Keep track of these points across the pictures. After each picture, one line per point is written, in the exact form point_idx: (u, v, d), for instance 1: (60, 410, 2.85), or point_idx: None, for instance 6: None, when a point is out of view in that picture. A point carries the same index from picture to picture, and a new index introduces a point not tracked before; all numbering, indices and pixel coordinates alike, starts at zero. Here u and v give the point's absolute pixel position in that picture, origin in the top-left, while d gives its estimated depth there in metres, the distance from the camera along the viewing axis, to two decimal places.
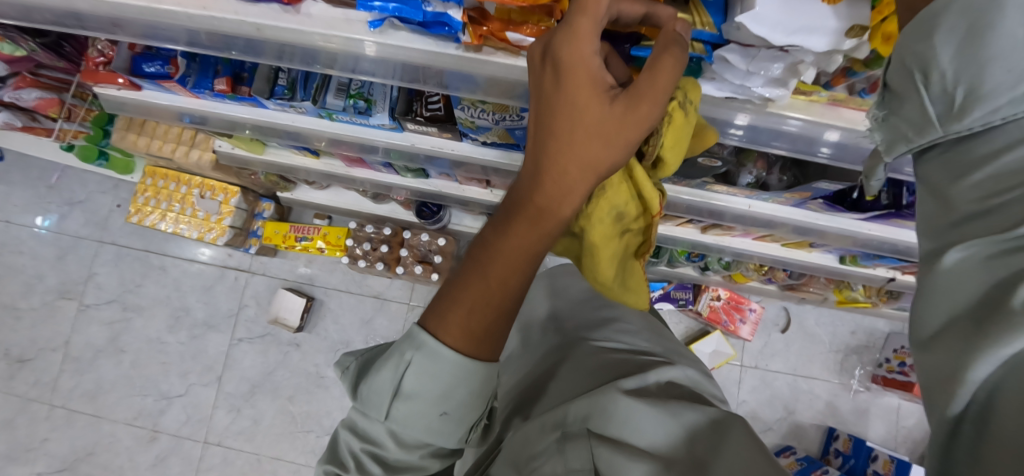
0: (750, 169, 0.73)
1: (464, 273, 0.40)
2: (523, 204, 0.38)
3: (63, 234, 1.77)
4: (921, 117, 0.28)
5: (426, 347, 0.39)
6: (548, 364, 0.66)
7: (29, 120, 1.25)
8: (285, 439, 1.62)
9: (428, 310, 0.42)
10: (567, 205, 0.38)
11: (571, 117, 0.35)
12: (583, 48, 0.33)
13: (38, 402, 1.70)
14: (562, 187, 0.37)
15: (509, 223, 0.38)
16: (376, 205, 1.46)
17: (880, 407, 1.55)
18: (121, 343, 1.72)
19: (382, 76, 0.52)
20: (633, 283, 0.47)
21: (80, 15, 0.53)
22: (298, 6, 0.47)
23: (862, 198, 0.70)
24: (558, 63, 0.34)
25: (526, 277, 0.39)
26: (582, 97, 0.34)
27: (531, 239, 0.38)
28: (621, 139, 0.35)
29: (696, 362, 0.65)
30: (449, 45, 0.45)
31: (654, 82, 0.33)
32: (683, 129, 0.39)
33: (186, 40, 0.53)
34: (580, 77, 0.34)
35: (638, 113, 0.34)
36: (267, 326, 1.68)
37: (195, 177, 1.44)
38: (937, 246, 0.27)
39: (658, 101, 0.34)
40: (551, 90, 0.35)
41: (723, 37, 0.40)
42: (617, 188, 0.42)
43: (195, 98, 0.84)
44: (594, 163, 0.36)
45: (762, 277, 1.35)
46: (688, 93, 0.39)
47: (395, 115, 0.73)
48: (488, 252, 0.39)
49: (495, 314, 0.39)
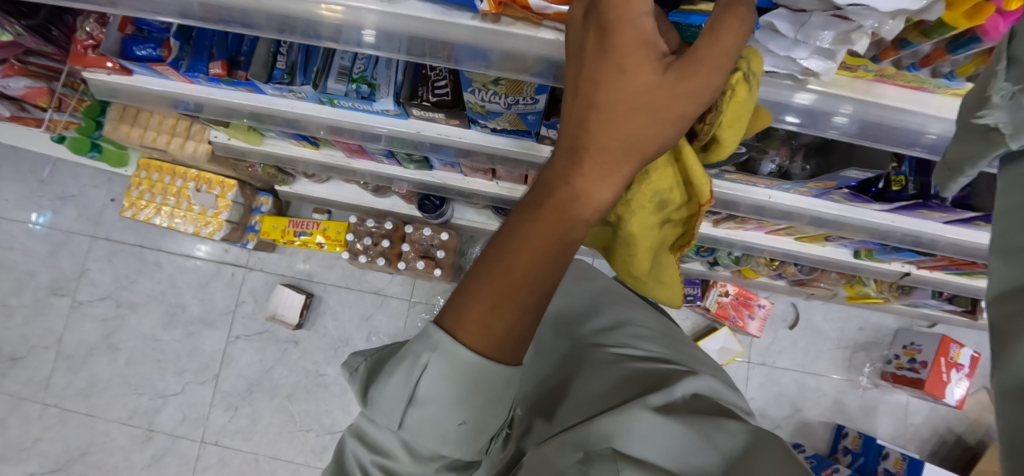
0: (772, 157, 0.71)
1: (485, 262, 0.36)
2: (557, 186, 0.35)
3: (55, 229, 1.73)
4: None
5: (443, 347, 0.36)
6: (564, 367, 0.62)
7: (17, 109, 1.22)
8: (283, 438, 1.58)
9: (444, 308, 0.38)
10: (606, 189, 0.35)
11: (616, 86, 0.32)
12: (633, 6, 0.30)
13: (30, 401, 1.66)
14: (600, 166, 0.34)
15: (540, 208, 0.35)
16: (377, 199, 1.42)
17: (889, 404, 1.53)
18: (114, 340, 1.68)
19: (387, 51, 0.48)
20: (667, 278, 0.48)
21: None
22: None
23: (887, 188, 0.69)
24: (605, 24, 0.31)
25: (555, 269, 0.36)
26: (630, 61, 0.31)
27: (563, 225, 0.35)
28: (670, 113, 0.32)
29: (720, 372, 0.61)
30: (465, 15, 0.42)
31: (717, 46, 0.30)
32: (745, 105, 0.35)
33: (177, 13, 0.49)
34: (629, 40, 0.31)
35: (694, 84, 0.31)
36: (264, 323, 1.64)
37: (190, 170, 1.40)
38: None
39: (719, 68, 0.31)
40: (594, 55, 0.32)
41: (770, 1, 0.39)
42: (661, 173, 0.39)
43: (189, 83, 0.81)
44: (639, 140, 0.33)
45: (772, 272, 1.32)
46: (752, 64, 0.35)
47: (400, 100, 0.70)
48: (514, 239, 0.36)
49: (522, 311, 0.36)
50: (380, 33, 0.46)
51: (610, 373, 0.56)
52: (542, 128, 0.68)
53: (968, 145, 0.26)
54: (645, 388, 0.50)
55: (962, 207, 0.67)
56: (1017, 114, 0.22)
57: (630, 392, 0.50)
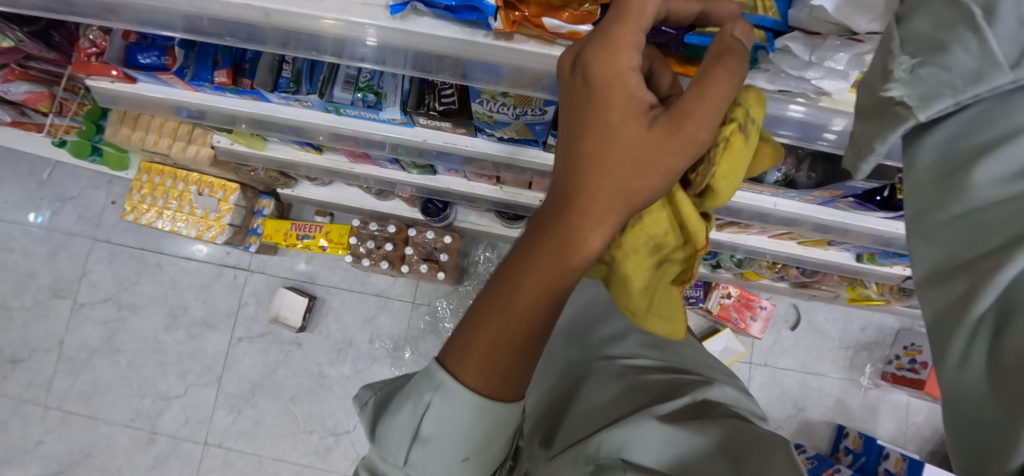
0: (779, 166, 0.71)
1: (480, 308, 0.37)
2: (546, 235, 0.35)
3: (54, 231, 1.73)
4: (980, 63, 0.25)
5: (444, 387, 0.37)
6: (572, 378, 0.64)
7: (18, 114, 1.22)
8: (287, 440, 1.59)
9: (446, 346, 0.39)
10: (596, 238, 0.35)
11: (603, 139, 0.33)
12: (620, 60, 0.30)
13: (32, 403, 1.66)
14: (589, 218, 0.34)
15: (531, 256, 0.36)
16: (380, 202, 1.43)
17: (890, 403, 1.54)
18: (116, 343, 1.68)
19: (393, 65, 0.49)
20: (671, 313, 0.45)
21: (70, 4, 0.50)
22: None
23: (892, 196, 0.69)
24: (591, 78, 0.31)
25: (546, 315, 0.37)
26: (617, 115, 0.32)
27: (553, 274, 0.35)
28: (659, 165, 0.32)
29: (736, 381, 0.61)
30: (478, 33, 0.42)
31: (705, 99, 0.30)
32: (741, 154, 0.35)
33: (184, 26, 0.49)
34: (614, 94, 0.31)
35: (682, 137, 0.31)
36: (267, 325, 1.64)
37: (191, 173, 1.40)
38: (998, 227, 0.25)
39: (707, 121, 0.31)
40: (581, 108, 0.33)
41: (786, 26, 0.41)
42: (656, 217, 0.38)
43: (194, 91, 0.80)
44: (629, 190, 0.33)
45: (775, 274, 1.33)
46: (750, 111, 0.35)
47: (407, 109, 0.70)
48: (507, 288, 0.36)
49: (517, 356, 0.37)
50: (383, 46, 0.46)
51: (618, 385, 0.56)
52: (550, 136, 0.68)
53: (868, 123, 0.29)
54: (654, 398, 0.51)
55: None
56: (918, 85, 0.26)
57: (633, 403, 0.51)
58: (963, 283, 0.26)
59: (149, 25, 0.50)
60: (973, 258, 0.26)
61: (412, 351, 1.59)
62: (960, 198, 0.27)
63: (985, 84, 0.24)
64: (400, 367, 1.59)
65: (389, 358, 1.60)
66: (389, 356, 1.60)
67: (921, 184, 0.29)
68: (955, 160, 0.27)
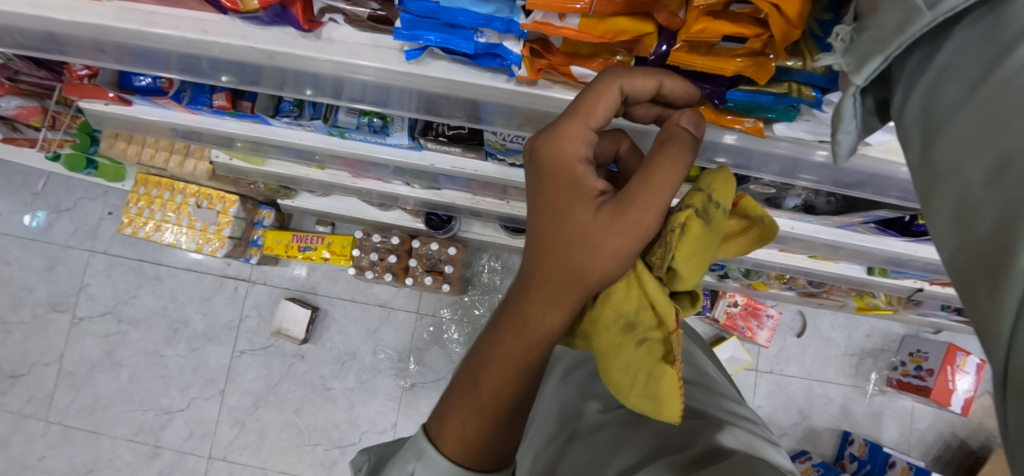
0: (799, 192, 0.68)
1: (462, 382, 0.45)
2: (509, 314, 0.42)
3: (50, 243, 1.70)
4: (903, 13, 0.23)
5: (426, 456, 0.45)
6: (574, 421, 0.63)
7: (10, 130, 1.20)
8: (291, 453, 1.58)
9: (431, 420, 0.47)
10: (553, 318, 0.39)
11: (555, 221, 0.37)
12: (566, 152, 0.35)
13: (33, 418, 1.64)
14: (547, 296, 0.39)
15: (502, 330, 0.42)
16: (382, 213, 1.39)
17: (894, 410, 1.53)
18: (117, 356, 1.66)
19: (399, 109, 0.51)
20: (664, 393, 0.36)
21: (60, 39, 0.50)
22: (319, 31, 0.43)
23: (913, 220, 0.66)
24: (540, 166, 0.37)
25: (517, 385, 0.42)
26: (568, 201, 0.36)
27: (515, 347, 0.41)
28: (604, 249, 0.35)
29: (757, 429, 0.57)
30: (501, 79, 0.42)
31: (648, 187, 0.33)
32: (701, 237, 0.36)
33: (178, 66, 0.51)
34: (562, 181, 0.36)
35: (623, 223, 0.34)
36: (269, 337, 1.62)
37: (190, 185, 1.37)
38: (984, 174, 0.19)
39: (650, 207, 0.33)
40: (537, 193, 0.38)
41: (836, 82, 0.36)
42: (624, 293, 0.39)
43: (191, 114, 0.78)
44: (579, 273, 0.37)
45: (783, 284, 1.32)
46: (714, 195, 0.37)
47: (415, 134, 0.68)
48: (483, 359, 0.43)
49: (489, 423, 0.43)
50: (376, 88, 0.47)
51: (622, 427, 0.55)
52: None
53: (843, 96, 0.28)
54: (657, 449, 0.49)
55: None
56: (852, 54, 0.26)
57: (634, 456, 0.50)
58: (976, 249, 0.19)
59: (139, 62, 0.52)
60: (975, 219, 0.19)
61: (416, 362, 1.58)
62: (944, 157, 0.22)
63: (904, 33, 0.23)
64: (405, 379, 1.58)
65: (394, 369, 1.59)
66: (394, 367, 1.59)
67: (915, 162, 0.25)
68: (934, 122, 0.23)
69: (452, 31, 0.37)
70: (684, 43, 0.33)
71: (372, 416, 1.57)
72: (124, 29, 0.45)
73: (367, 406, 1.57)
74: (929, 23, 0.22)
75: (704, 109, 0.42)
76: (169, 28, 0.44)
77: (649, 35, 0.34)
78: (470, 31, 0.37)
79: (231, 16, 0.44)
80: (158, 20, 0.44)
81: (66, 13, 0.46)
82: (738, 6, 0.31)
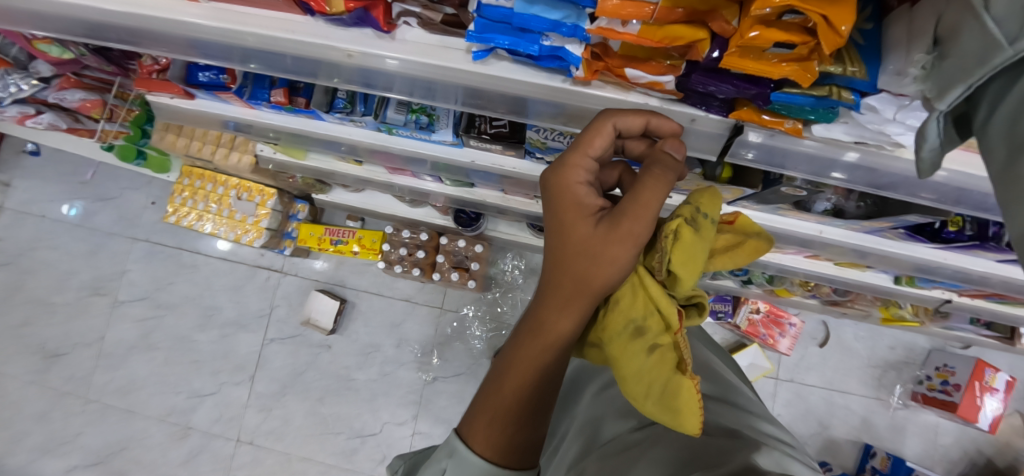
0: (828, 196, 0.70)
1: (485, 388, 0.47)
2: (525, 322, 0.45)
3: (95, 230, 1.80)
4: (983, 47, 0.26)
5: (458, 455, 0.45)
6: (609, 438, 0.61)
7: (73, 121, 1.30)
8: (314, 440, 1.62)
9: (462, 423, 0.48)
10: (564, 323, 0.42)
11: (560, 238, 0.41)
12: (568, 177, 0.40)
13: (72, 396, 1.73)
14: (559, 301, 0.42)
15: (520, 337, 0.45)
16: (411, 209, 1.45)
17: (918, 424, 1.52)
18: (153, 339, 1.74)
19: (445, 101, 0.54)
20: (682, 404, 0.37)
21: (157, 35, 0.55)
22: (394, 33, 0.48)
23: (943, 228, 0.68)
24: (547, 190, 0.41)
25: (537, 385, 0.45)
26: (571, 218, 0.40)
27: (531, 352, 0.43)
28: (604, 257, 0.39)
29: (794, 452, 0.55)
30: (558, 78, 0.46)
31: (637, 200, 0.37)
32: (692, 243, 0.40)
33: (241, 58, 0.56)
34: (565, 202, 0.41)
35: (619, 232, 0.38)
36: (298, 326, 1.68)
37: (231, 178, 1.44)
38: None
39: (641, 219, 0.37)
40: (547, 214, 0.43)
41: (876, 86, 0.39)
42: (632, 301, 0.42)
43: (248, 108, 0.84)
44: (585, 280, 0.40)
45: (806, 292, 1.33)
46: (701, 208, 0.42)
47: (459, 132, 0.72)
48: (505, 364, 0.45)
49: (514, 422, 0.45)
50: (423, 84, 0.52)
51: (651, 439, 0.55)
52: None
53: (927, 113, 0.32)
54: (688, 461, 0.49)
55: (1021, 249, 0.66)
56: (933, 78, 0.31)
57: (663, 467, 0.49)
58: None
59: (205, 56, 0.57)
60: None
61: (439, 357, 1.62)
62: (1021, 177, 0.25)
63: (985, 66, 0.26)
64: (427, 372, 1.62)
65: (416, 363, 1.63)
66: (416, 360, 1.63)
67: (997, 175, 0.27)
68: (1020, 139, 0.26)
69: (521, 34, 0.41)
70: (738, 48, 0.36)
71: (393, 407, 1.61)
72: (221, 29, 0.50)
73: (389, 397, 1.62)
74: (1009, 57, 0.24)
75: (747, 110, 0.44)
76: (261, 27, 0.49)
77: (701, 42, 0.37)
78: (537, 34, 0.41)
79: (315, 17, 0.48)
80: (249, 21, 0.49)
81: (167, 12, 0.51)
82: (790, 16, 0.34)
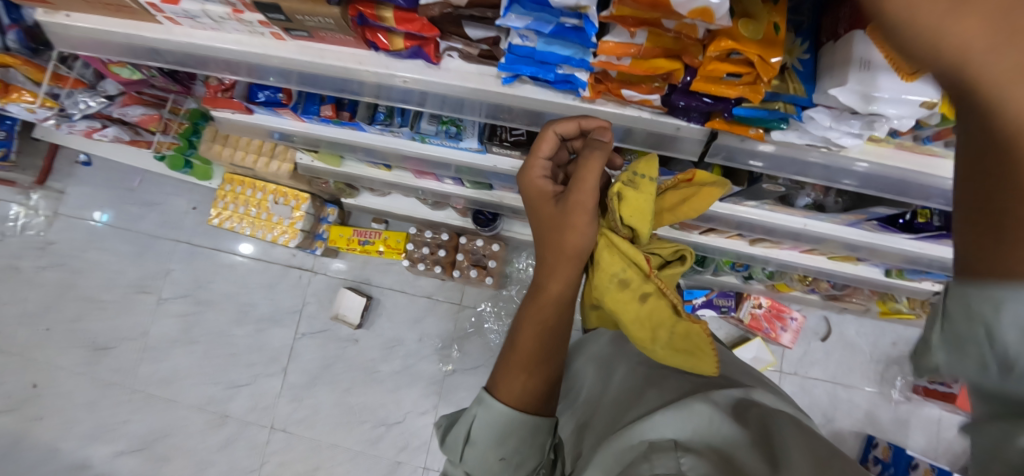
0: (809, 192, 0.79)
1: (505, 350, 0.56)
2: (528, 293, 0.56)
3: (141, 233, 1.95)
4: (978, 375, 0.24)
5: (485, 402, 0.53)
6: (615, 395, 0.68)
7: (133, 133, 1.45)
8: (342, 427, 1.73)
9: (489, 378, 0.56)
10: (555, 284, 0.53)
11: (536, 222, 0.55)
12: (530, 175, 0.54)
13: (119, 386, 1.87)
14: (546, 269, 0.54)
15: (527, 303, 0.56)
16: (433, 211, 1.57)
17: (921, 417, 1.57)
18: (193, 334, 1.87)
19: (472, 114, 0.65)
20: (697, 346, 0.49)
21: (247, 63, 0.67)
22: (439, 63, 0.59)
23: (914, 219, 0.76)
24: (522, 190, 0.56)
25: (545, 338, 0.54)
26: (539, 205, 0.54)
27: (537, 312, 0.54)
28: (564, 224, 0.51)
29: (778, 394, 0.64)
30: (568, 97, 0.57)
31: (578, 178, 0.50)
32: (639, 199, 0.52)
33: (298, 79, 0.68)
34: (532, 194, 0.54)
35: (571, 203, 0.50)
36: (327, 322, 1.81)
37: (269, 184, 1.57)
38: None
39: (582, 189, 0.50)
40: (527, 208, 0.56)
41: (812, 101, 0.50)
42: (610, 259, 0.52)
43: (299, 121, 0.96)
44: (556, 246, 0.52)
45: (806, 287, 1.41)
46: (638, 170, 0.54)
47: (484, 140, 0.83)
48: (517, 327, 0.56)
49: (528, 374, 0.53)
50: (457, 102, 0.63)
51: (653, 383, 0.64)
52: None
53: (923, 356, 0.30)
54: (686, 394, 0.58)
55: None
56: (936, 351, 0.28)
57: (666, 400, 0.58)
58: None
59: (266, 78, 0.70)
60: None
61: (458, 350, 1.72)
62: None
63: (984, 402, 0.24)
64: (447, 364, 1.72)
65: (437, 355, 1.74)
66: (437, 353, 1.74)
67: None
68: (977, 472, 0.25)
69: (541, 66, 0.52)
70: (703, 77, 0.47)
71: (416, 397, 1.72)
72: (301, 60, 0.62)
73: (412, 388, 1.73)
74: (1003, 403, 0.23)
75: (719, 121, 0.54)
76: (337, 60, 0.61)
77: (676, 71, 0.47)
78: (552, 65, 0.52)
79: (377, 51, 0.59)
80: (327, 55, 0.61)
81: (262, 48, 0.63)
82: (736, 56, 0.45)
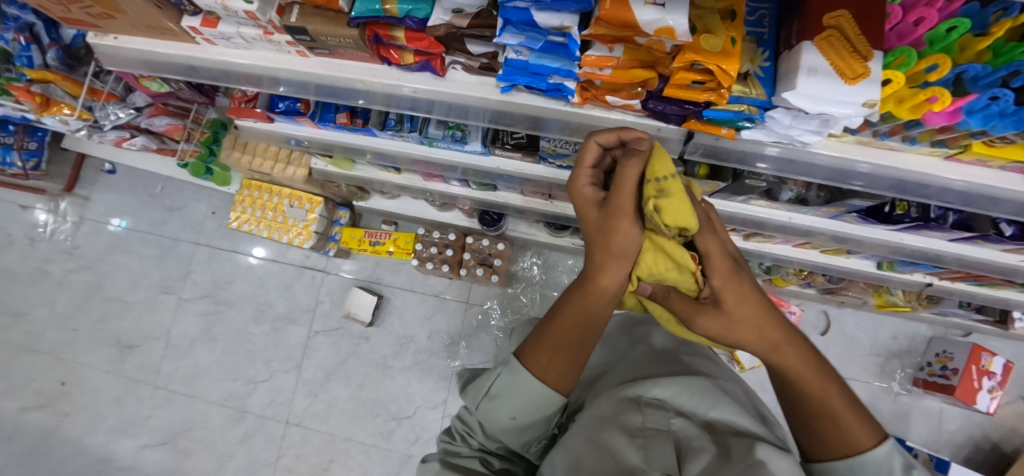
0: (791, 187, 0.84)
1: (539, 331, 0.58)
2: (574, 284, 0.59)
3: (164, 236, 2.05)
4: None
5: (511, 365, 0.56)
6: (624, 366, 0.73)
7: (160, 142, 1.54)
8: (355, 421, 1.80)
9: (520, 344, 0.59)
10: (606, 281, 0.55)
11: (583, 224, 0.58)
12: (579, 180, 0.59)
13: (143, 383, 1.96)
14: (593, 266, 0.56)
15: (572, 292, 0.57)
16: (440, 213, 1.64)
17: (921, 409, 1.59)
18: (213, 332, 1.96)
19: (475, 120, 0.71)
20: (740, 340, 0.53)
21: (274, 77, 0.74)
22: (445, 75, 0.66)
23: (893, 211, 0.82)
24: (572, 197, 0.60)
25: (584, 329, 0.56)
26: (585, 208, 0.58)
27: (581, 302, 0.56)
28: (609, 226, 0.54)
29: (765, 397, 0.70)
30: (560, 103, 0.64)
31: (621, 185, 0.53)
32: (680, 205, 0.51)
33: (314, 91, 0.74)
34: (580, 199, 0.59)
35: (612, 207, 0.54)
36: (340, 320, 1.88)
37: (285, 189, 1.65)
38: None
39: (624, 196, 0.53)
40: (576, 211, 0.60)
41: (771, 102, 0.56)
42: (654, 262, 0.54)
43: (315, 128, 1.03)
44: (603, 244, 0.55)
45: (801, 281, 1.45)
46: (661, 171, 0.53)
47: (487, 142, 0.89)
48: (553, 313, 0.58)
49: (561, 359, 0.55)
50: (462, 110, 0.70)
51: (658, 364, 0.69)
52: None
53: None
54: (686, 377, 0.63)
55: (957, 228, 0.82)
56: None
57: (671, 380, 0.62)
58: None
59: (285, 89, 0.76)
60: None
61: (466, 346, 1.78)
62: None
63: None
64: (456, 360, 1.78)
65: (445, 351, 1.80)
66: (446, 349, 1.80)
67: None
68: None
69: (534, 76, 0.58)
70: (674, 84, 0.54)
71: (426, 392, 1.78)
72: (322, 74, 0.70)
73: (422, 383, 1.79)
74: None
75: (694, 122, 0.61)
76: (354, 74, 0.68)
77: None
78: (544, 75, 0.58)
79: (389, 64, 0.66)
80: (346, 69, 0.68)
81: (286, 64, 0.71)
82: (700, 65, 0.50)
